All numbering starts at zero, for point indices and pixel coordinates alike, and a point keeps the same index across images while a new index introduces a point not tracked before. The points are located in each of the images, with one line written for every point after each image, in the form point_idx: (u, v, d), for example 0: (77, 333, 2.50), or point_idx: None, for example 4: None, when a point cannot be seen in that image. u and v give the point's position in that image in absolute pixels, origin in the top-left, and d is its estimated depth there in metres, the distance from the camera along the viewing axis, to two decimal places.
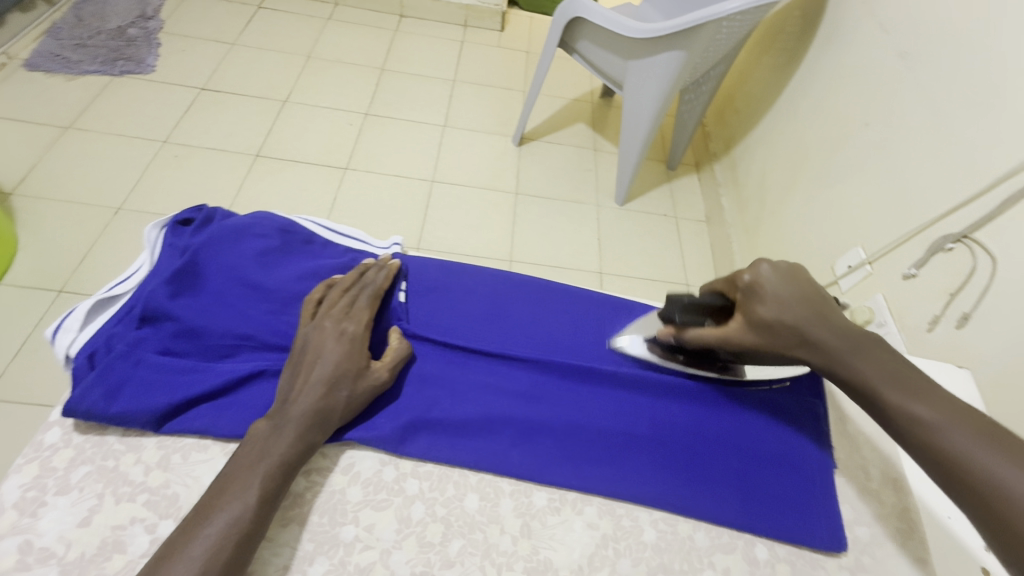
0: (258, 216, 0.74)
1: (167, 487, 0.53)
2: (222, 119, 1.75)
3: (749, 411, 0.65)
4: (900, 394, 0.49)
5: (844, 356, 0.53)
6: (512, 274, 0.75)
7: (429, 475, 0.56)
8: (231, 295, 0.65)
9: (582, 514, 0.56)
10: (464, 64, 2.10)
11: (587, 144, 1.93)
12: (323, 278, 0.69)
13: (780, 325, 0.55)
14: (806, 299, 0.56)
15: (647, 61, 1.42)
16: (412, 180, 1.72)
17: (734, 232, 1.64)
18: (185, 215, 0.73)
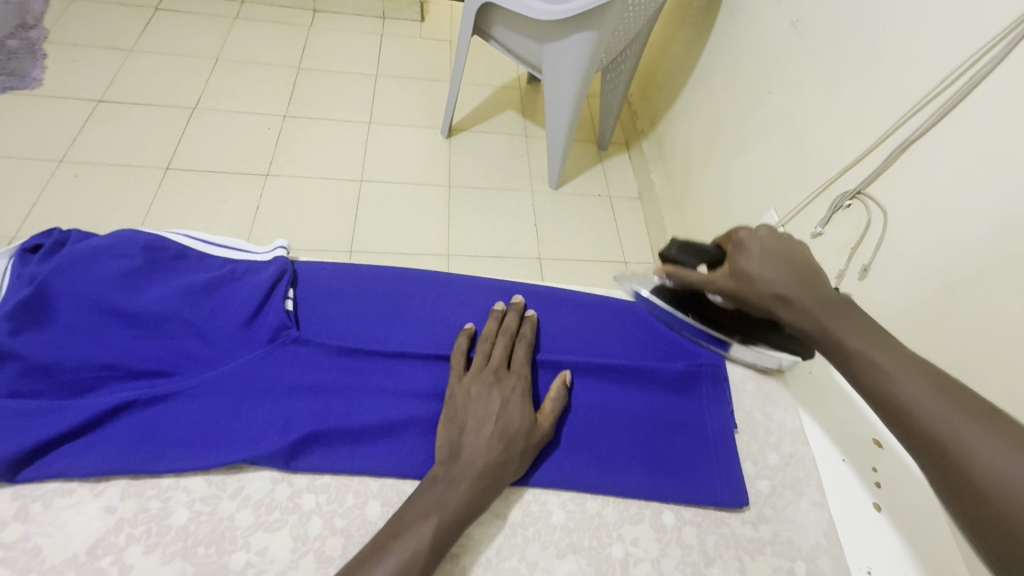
0: (122, 233, 0.66)
1: (26, 540, 0.49)
2: (125, 131, 1.63)
3: (651, 382, 0.67)
4: (865, 348, 0.49)
5: (828, 316, 0.52)
6: (411, 271, 0.72)
7: (327, 487, 0.55)
8: (88, 325, 0.59)
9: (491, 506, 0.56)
10: (385, 57, 2.04)
11: (517, 131, 1.93)
12: (198, 291, 0.63)
13: (760, 280, 0.55)
14: (792, 258, 0.55)
15: (560, 43, 1.42)
16: (340, 180, 1.66)
17: (664, 206, 1.68)
18: (35, 240, 0.65)
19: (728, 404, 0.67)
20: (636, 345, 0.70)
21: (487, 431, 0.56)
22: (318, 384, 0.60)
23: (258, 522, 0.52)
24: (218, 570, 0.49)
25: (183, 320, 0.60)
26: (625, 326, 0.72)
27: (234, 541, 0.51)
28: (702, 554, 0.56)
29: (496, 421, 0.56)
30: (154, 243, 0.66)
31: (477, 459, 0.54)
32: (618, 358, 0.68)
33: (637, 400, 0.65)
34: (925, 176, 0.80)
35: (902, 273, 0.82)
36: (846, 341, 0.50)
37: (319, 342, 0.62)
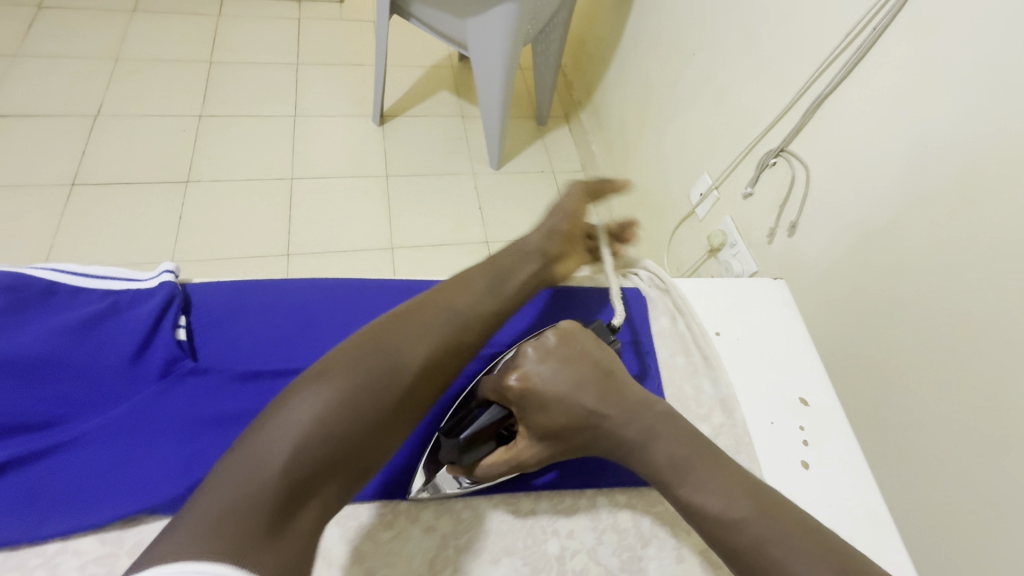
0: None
1: None
2: (23, 147, 1.49)
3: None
4: (687, 481, 0.51)
5: (620, 437, 0.53)
6: (321, 284, 0.69)
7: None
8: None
9: (418, 521, 0.55)
10: (306, 43, 1.93)
11: (453, 112, 1.87)
12: (76, 331, 0.58)
13: (572, 428, 0.53)
14: (583, 386, 0.53)
15: (484, 16, 1.36)
16: (270, 180, 1.58)
17: (607, 177, 1.68)
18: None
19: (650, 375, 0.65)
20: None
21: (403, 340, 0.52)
22: (224, 416, 0.57)
23: None
24: None
25: (61, 366, 0.56)
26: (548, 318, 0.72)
27: None
28: (638, 536, 0.57)
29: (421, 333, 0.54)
30: (12, 282, 0.59)
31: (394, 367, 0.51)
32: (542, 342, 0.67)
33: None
34: (840, 131, 0.81)
35: (826, 225, 0.84)
36: (651, 444, 0.53)
37: (219, 370, 0.60)
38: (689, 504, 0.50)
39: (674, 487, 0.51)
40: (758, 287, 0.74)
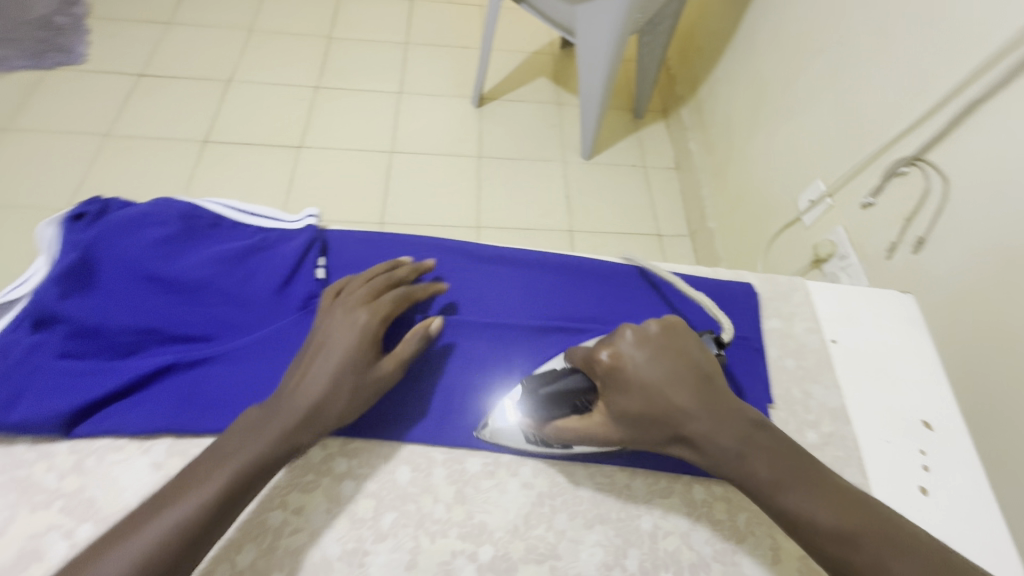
0: (159, 202, 0.68)
1: (82, 492, 0.51)
2: (168, 105, 1.67)
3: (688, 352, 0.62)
4: (791, 494, 0.47)
5: (707, 443, 0.50)
6: (440, 242, 0.72)
7: (357, 452, 0.56)
8: (129, 292, 0.61)
9: (517, 475, 0.56)
10: (416, 24, 2.01)
11: (550, 99, 1.88)
12: (232, 260, 0.65)
13: (655, 422, 0.51)
14: (674, 381, 0.52)
15: (597, 2, 1.35)
16: (373, 151, 1.67)
17: (704, 175, 1.62)
18: (80, 208, 0.67)
19: (762, 377, 0.61)
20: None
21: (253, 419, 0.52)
22: None
23: (293, 483, 0.54)
24: (256, 527, 0.51)
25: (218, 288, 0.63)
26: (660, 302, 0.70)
27: (271, 501, 0.53)
28: (734, 531, 0.55)
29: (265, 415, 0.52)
30: (190, 213, 0.68)
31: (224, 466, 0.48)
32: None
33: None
34: (991, 141, 0.74)
35: (960, 245, 0.76)
36: (750, 454, 0.49)
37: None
38: (792, 516, 0.47)
39: (773, 498, 0.48)
40: (882, 299, 0.69)
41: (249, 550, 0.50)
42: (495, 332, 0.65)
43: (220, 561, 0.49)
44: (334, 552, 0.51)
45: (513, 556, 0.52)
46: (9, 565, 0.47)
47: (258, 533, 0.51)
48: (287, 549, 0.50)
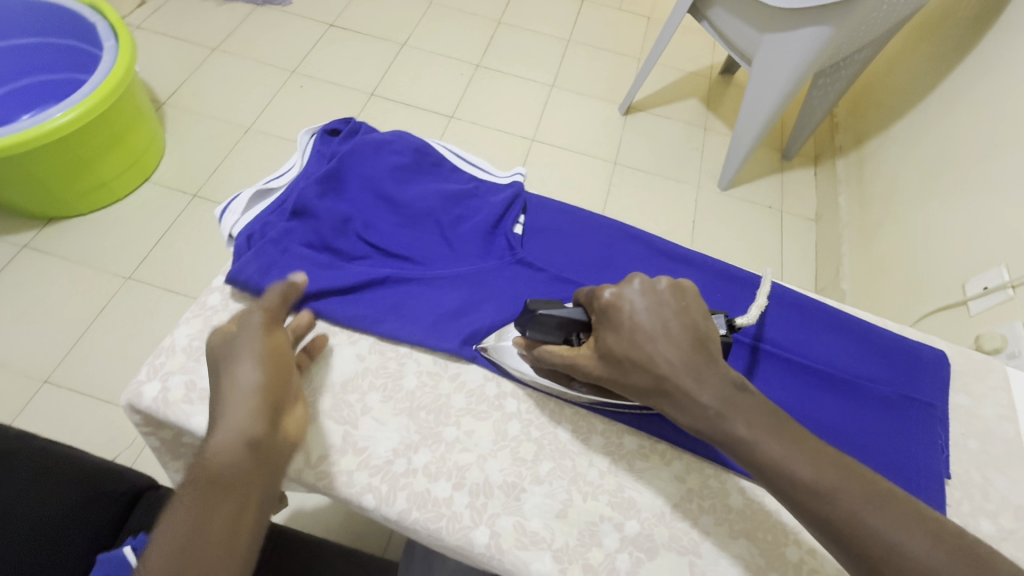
0: (398, 132, 0.66)
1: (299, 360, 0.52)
2: (347, 54, 1.82)
3: (856, 401, 0.53)
4: (858, 509, 0.38)
5: (686, 400, 0.42)
6: (630, 225, 0.63)
7: (528, 397, 0.52)
8: (365, 206, 0.60)
9: (670, 466, 0.50)
10: (581, 24, 2.05)
11: (697, 122, 1.84)
12: (456, 201, 0.62)
13: (635, 364, 0.44)
14: (671, 332, 0.44)
15: (788, 34, 1.28)
16: (515, 136, 1.72)
17: (847, 235, 1.51)
18: (335, 124, 0.66)
19: (942, 451, 0.51)
20: (818, 346, 0.56)
21: (232, 350, 0.45)
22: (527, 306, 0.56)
23: (469, 408, 0.51)
24: (432, 435, 0.49)
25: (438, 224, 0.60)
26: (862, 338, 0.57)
27: (448, 416, 0.50)
28: None
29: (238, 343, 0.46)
30: (423, 146, 0.64)
31: (234, 380, 0.43)
32: (785, 348, 0.55)
33: (799, 406, 0.53)
34: None
35: None
36: (793, 454, 0.40)
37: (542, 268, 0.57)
38: (858, 537, 0.38)
39: (827, 514, 0.39)
40: None
41: (423, 454, 0.47)
42: None
43: (395, 457, 0.47)
44: (496, 482, 0.47)
45: (656, 539, 0.46)
46: None
47: (432, 441, 0.48)
48: (457, 465, 0.47)
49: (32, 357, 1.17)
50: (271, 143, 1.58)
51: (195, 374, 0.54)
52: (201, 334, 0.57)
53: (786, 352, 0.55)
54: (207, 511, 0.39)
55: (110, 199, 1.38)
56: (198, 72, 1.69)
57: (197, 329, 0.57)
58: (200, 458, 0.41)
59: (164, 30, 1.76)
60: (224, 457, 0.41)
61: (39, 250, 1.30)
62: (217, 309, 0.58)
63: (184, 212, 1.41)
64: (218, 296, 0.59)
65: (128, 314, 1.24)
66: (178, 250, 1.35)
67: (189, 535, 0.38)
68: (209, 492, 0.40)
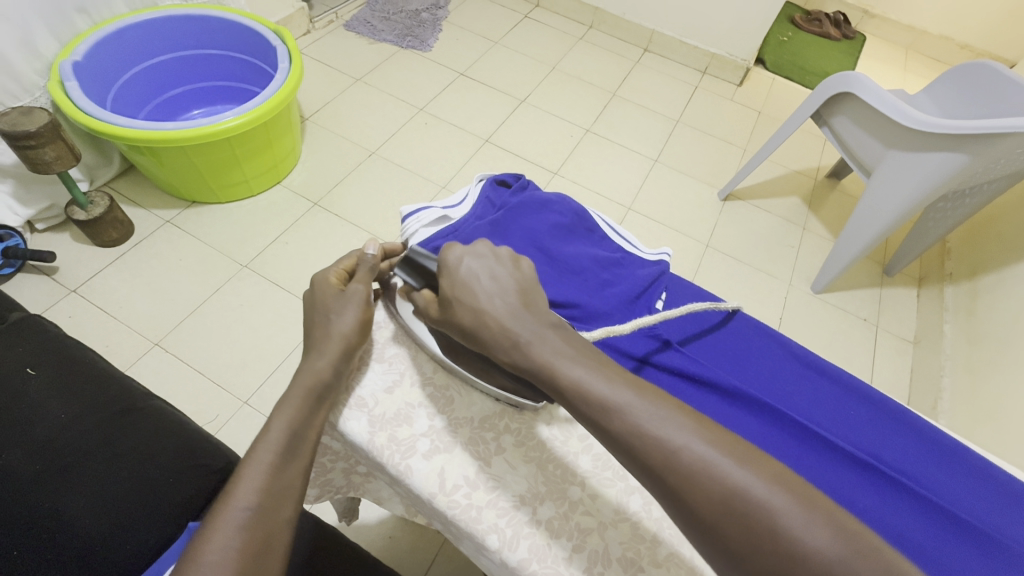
0: (559, 195, 0.67)
1: (447, 389, 0.50)
2: (470, 101, 1.96)
3: (1005, 563, 0.49)
4: (642, 412, 0.37)
5: (502, 332, 0.43)
6: (764, 325, 0.65)
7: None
8: (525, 252, 0.59)
9: None
10: (692, 109, 2.12)
11: (797, 220, 1.82)
12: (606, 267, 0.62)
13: (463, 301, 0.45)
14: (496, 277, 0.46)
15: (913, 154, 1.27)
16: (612, 201, 1.77)
17: (950, 366, 1.42)
18: (503, 176, 0.68)
19: None
20: (952, 488, 0.54)
21: (326, 300, 0.50)
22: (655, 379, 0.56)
23: (593, 471, 0.47)
24: (558, 489, 0.45)
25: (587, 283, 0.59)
26: (1002, 493, 0.54)
27: (574, 474, 0.46)
28: None
29: (336, 297, 0.50)
30: (582, 213, 0.66)
31: (335, 333, 0.48)
32: (918, 482, 0.54)
33: (932, 544, 0.49)
34: None
35: None
36: (583, 369, 0.39)
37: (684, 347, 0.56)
38: (650, 445, 0.35)
39: (619, 427, 0.36)
40: None
41: (547, 507, 0.44)
42: (814, 445, 0.54)
43: (523, 504, 0.44)
44: (615, 556, 0.43)
45: None
46: (389, 417, 0.47)
47: (557, 495, 0.45)
48: (579, 526, 0.43)
49: (148, 320, 1.29)
50: (390, 169, 1.71)
51: None
52: None
53: (917, 485, 0.53)
54: (311, 415, 0.45)
55: (245, 194, 1.53)
56: (340, 97, 1.88)
57: None
58: (310, 379, 0.46)
59: (320, 57, 1.99)
60: (323, 378, 0.46)
61: (177, 227, 1.46)
62: None
63: (303, 216, 1.54)
64: None
65: (237, 299, 1.35)
66: (290, 249, 1.47)
67: (295, 430, 0.43)
68: (310, 404, 0.45)
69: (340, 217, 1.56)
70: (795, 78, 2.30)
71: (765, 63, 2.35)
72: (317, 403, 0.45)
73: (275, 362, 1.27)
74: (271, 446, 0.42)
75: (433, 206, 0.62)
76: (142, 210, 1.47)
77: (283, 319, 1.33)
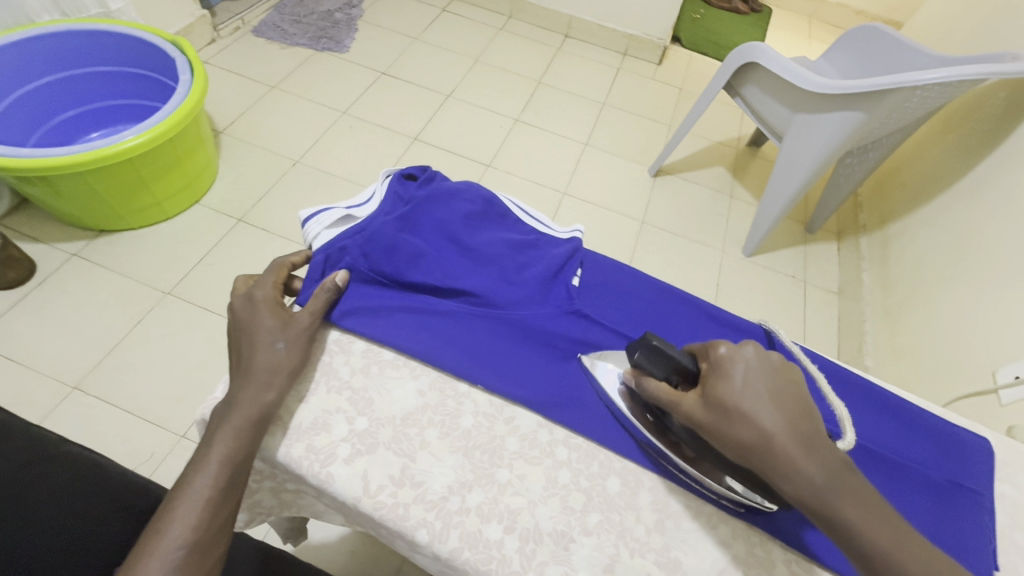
0: (469, 182, 0.67)
1: (365, 391, 0.49)
2: (394, 100, 1.92)
3: (902, 481, 0.53)
4: (845, 504, 0.39)
5: (792, 466, 0.40)
6: (679, 288, 0.65)
7: (579, 446, 0.49)
8: (437, 244, 0.59)
9: (715, 530, 0.46)
10: (616, 90, 2.17)
11: (724, 189, 1.90)
12: (520, 250, 0.63)
13: (743, 417, 0.41)
14: (782, 400, 0.42)
15: (816, 116, 1.36)
16: (547, 188, 1.79)
17: (870, 312, 1.52)
18: (410, 169, 0.67)
19: (991, 541, 0.51)
20: (860, 422, 0.57)
21: (263, 327, 0.48)
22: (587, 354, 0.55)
23: (521, 452, 0.47)
24: (486, 475, 0.45)
25: (502, 267, 0.60)
26: (897, 418, 0.58)
27: (501, 458, 0.47)
28: None
29: (277, 326, 0.48)
30: (493, 198, 0.66)
31: (251, 359, 0.46)
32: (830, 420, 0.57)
33: None
34: None
35: None
36: (806, 456, 0.40)
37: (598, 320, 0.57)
38: (849, 534, 0.38)
39: (822, 512, 0.39)
40: None
41: (477, 494, 0.44)
42: None
43: (449, 493, 0.44)
44: (546, 531, 0.43)
45: None
46: (305, 426, 0.46)
47: (486, 480, 0.45)
48: (508, 508, 0.44)
49: (62, 363, 1.20)
50: (317, 177, 1.65)
51: None
52: None
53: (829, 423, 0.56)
54: (251, 441, 0.43)
55: (160, 217, 1.45)
56: (255, 107, 1.80)
57: None
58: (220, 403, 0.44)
59: (230, 67, 1.89)
60: (250, 406, 0.45)
61: (86, 260, 1.36)
62: None
63: (228, 234, 1.47)
64: None
65: (163, 328, 1.28)
66: (216, 270, 1.40)
67: (235, 461, 0.42)
68: (251, 431, 0.44)
69: (267, 231, 1.49)
70: (710, 54, 2.39)
71: (681, 42, 2.43)
72: (257, 431, 0.44)
73: (212, 390, 1.21)
74: (206, 481, 0.40)
75: (337, 208, 0.61)
76: (44, 246, 1.36)
77: (215, 346, 1.27)
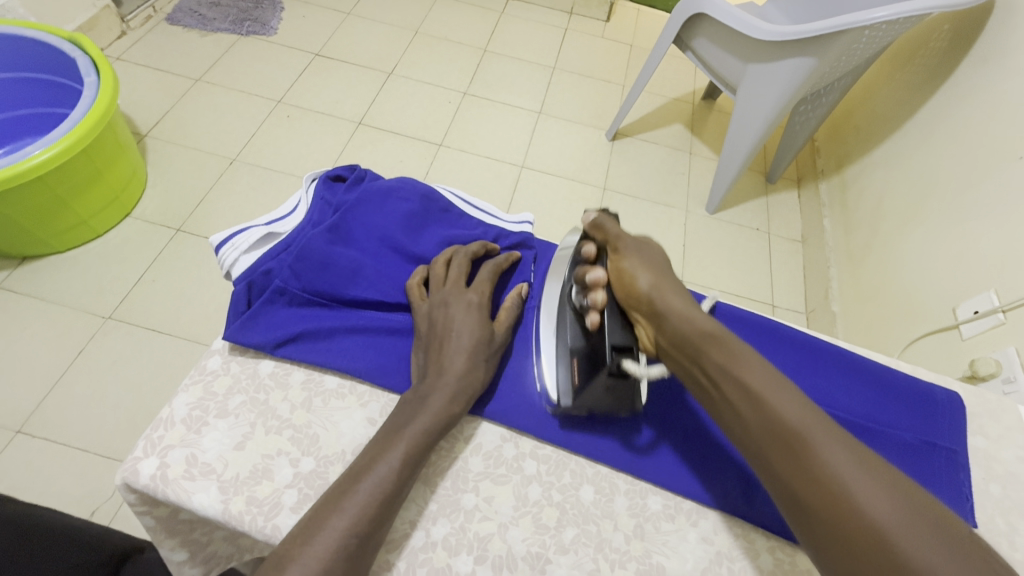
0: (403, 179, 0.71)
1: (309, 427, 0.51)
2: (333, 83, 1.80)
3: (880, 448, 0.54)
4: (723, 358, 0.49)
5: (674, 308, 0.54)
6: None
7: (548, 457, 0.55)
8: (375, 253, 0.63)
9: (697, 526, 0.52)
10: (565, 52, 2.09)
11: (683, 147, 1.87)
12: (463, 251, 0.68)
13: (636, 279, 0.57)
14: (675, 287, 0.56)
15: (766, 66, 1.33)
16: (504, 163, 1.72)
17: (835, 258, 1.53)
18: (339, 171, 0.71)
19: (968, 498, 0.51)
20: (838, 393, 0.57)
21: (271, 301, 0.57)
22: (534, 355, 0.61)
23: (486, 472, 0.53)
24: (452, 504, 0.51)
25: None
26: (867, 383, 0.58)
27: (466, 483, 0.52)
28: None
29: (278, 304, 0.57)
30: (430, 194, 0.70)
31: None
32: None
33: None
34: None
35: None
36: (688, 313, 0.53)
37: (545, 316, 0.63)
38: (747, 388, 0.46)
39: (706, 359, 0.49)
40: None
41: (443, 524, 0.50)
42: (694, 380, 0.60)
43: (418, 527, 0.49)
44: (518, 552, 0.49)
45: None
46: (244, 477, 0.47)
47: (452, 509, 0.51)
48: (478, 535, 0.49)
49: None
50: (258, 174, 1.55)
51: (195, 448, 0.48)
52: (201, 403, 0.51)
53: None
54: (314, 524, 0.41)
55: (89, 236, 1.33)
56: (179, 104, 1.66)
57: (197, 398, 0.51)
58: None
59: (147, 62, 1.74)
60: None
61: (11, 291, 1.24)
62: (218, 375, 0.53)
63: (167, 246, 1.37)
64: (218, 359, 0.54)
65: (108, 356, 1.19)
66: (159, 287, 1.30)
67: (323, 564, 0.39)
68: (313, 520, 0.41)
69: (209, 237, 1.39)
70: (659, 5, 2.32)
71: None
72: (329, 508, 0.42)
73: None
74: None
75: (260, 224, 0.65)
76: None
77: (170, 370, 1.19)
